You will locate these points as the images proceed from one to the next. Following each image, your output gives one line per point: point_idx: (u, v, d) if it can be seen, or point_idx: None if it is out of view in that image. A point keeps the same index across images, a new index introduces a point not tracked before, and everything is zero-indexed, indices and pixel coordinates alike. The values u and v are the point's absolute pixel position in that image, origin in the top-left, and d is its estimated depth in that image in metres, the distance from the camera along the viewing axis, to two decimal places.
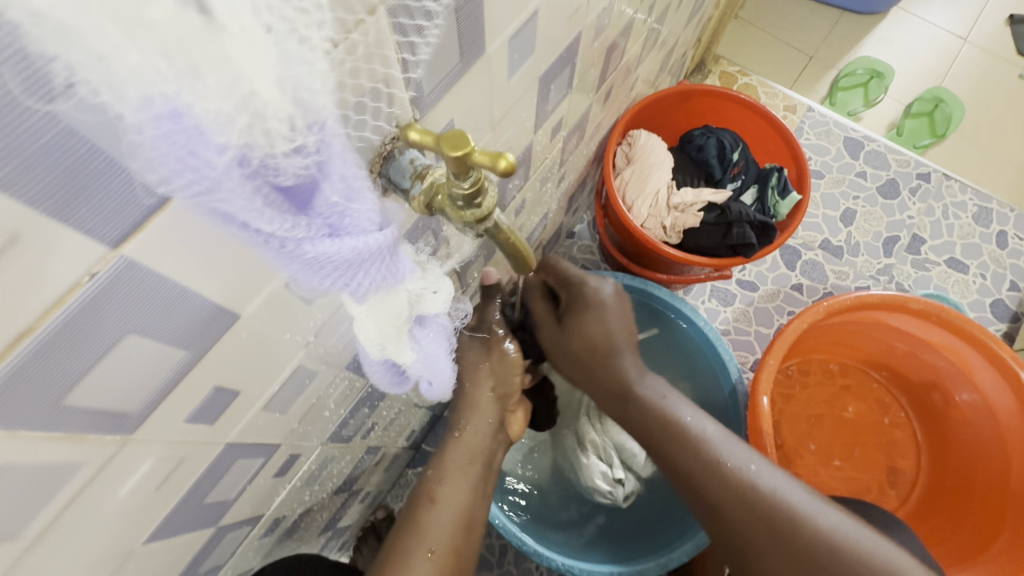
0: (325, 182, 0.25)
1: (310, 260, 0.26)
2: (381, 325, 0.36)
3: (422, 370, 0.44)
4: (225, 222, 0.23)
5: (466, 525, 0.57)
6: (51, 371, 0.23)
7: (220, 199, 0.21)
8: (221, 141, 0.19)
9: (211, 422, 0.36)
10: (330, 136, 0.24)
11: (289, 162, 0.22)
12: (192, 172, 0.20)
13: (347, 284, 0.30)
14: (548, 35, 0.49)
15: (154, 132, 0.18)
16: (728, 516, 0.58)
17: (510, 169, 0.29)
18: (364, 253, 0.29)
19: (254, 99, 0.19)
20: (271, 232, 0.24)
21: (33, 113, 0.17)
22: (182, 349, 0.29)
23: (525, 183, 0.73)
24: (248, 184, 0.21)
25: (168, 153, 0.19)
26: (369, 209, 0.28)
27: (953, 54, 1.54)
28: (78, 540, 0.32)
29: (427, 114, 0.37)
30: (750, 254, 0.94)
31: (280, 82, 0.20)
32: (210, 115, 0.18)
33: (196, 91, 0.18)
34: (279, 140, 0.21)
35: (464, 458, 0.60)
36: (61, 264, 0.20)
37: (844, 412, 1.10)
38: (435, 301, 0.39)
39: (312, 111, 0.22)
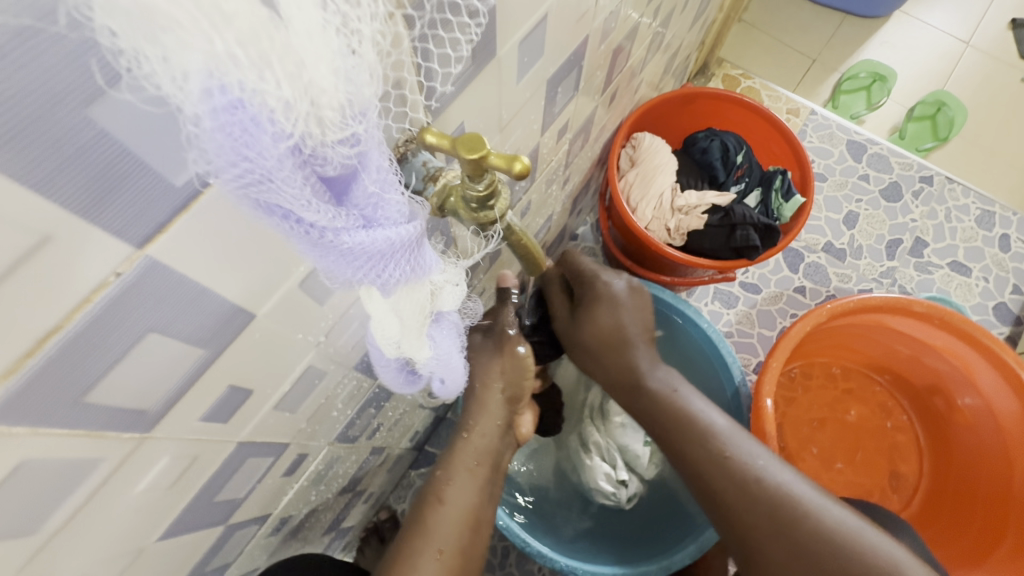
0: (364, 173, 0.26)
1: (346, 252, 0.27)
2: (404, 318, 0.35)
3: (436, 366, 0.45)
4: (267, 213, 0.23)
5: (473, 527, 0.57)
6: (72, 370, 0.23)
7: (271, 190, 0.21)
8: (279, 130, 0.20)
9: (224, 420, 0.37)
10: (371, 127, 0.24)
11: (335, 151, 0.23)
12: (245, 164, 0.20)
13: (378, 277, 0.29)
14: (557, 40, 0.50)
15: (211, 124, 0.19)
16: (734, 508, 0.59)
17: (525, 172, 0.29)
18: (395, 246, 0.29)
19: (312, 87, 0.20)
20: (312, 221, 0.24)
21: (71, 113, 0.17)
22: (199, 348, 0.29)
23: (532, 185, 0.73)
24: (299, 173, 0.22)
25: (222, 143, 0.19)
26: (400, 203, 0.28)
27: (956, 58, 1.54)
28: (93, 535, 0.32)
29: (440, 116, 0.37)
30: (754, 256, 0.95)
31: (335, 73, 0.21)
32: (279, 97, 0.19)
33: (262, 78, 0.18)
34: (330, 129, 0.22)
35: (472, 459, 0.60)
36: (87, 264, 0.21)
37: (847, 415, 1.10)
38: (453, 295, 0.39)
39: (361, 100, 0.23)
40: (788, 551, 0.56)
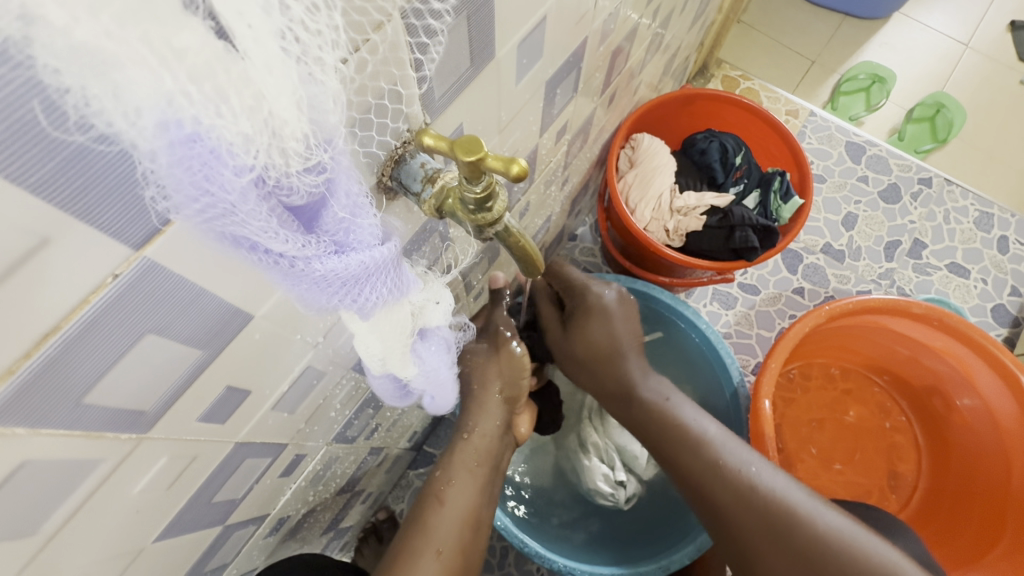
0: (332, 199, 0.26)
1: (318, 279, 0.27)
2: (385, 340, 0.36)
3: (425, 384, 0.45)
4: (234, 244, 0.24)
5: (473, 525, 0.57)
6: (70, 371, 0.23)
7: (235, 222, 0.22)
8: (239, 163, 0.20)
9: (222, 421, 0.37)
10: (338, 154, 0.25)
11: (301, 181, 0.24)
12: (208, 198, 0.21)
13: (354, 300, 0.30)
14: (555, 41, 0.50)
15: (166, 157, 0.19)
16: (726, 506, 0.59)
17: (522, 175, 0.29)
18: (370, 268, 0.29)
19: (273, 119, 0.20)
20: (281, 251, 0.25)
21: (69, 117, 0.17)
22: (197, 349, 0.30)
23: (530, 186, 0.73)
24: (263, 205, 0.23)
25: (184, 177, 0.20)
26: (374, 225, 0.29)
27: (955, 60, 1.54)
28: (90, 537, 0.32)
29: (439, 117, 0.37)
30: (752, 257, 0.95)
31: (298, 102, 0.21)
32: (231, 136, 0.20)
33: (218, 112, 0.19)
34: (294, 159, 0.22)
35: (473, 459, 0.60)
36: (86, 264, 0.21)
37: (845, 416, 1.10)
38: (437, 313, 0.41)
39: (325, 130, 0.23)
40: (787, 542, 0.55)
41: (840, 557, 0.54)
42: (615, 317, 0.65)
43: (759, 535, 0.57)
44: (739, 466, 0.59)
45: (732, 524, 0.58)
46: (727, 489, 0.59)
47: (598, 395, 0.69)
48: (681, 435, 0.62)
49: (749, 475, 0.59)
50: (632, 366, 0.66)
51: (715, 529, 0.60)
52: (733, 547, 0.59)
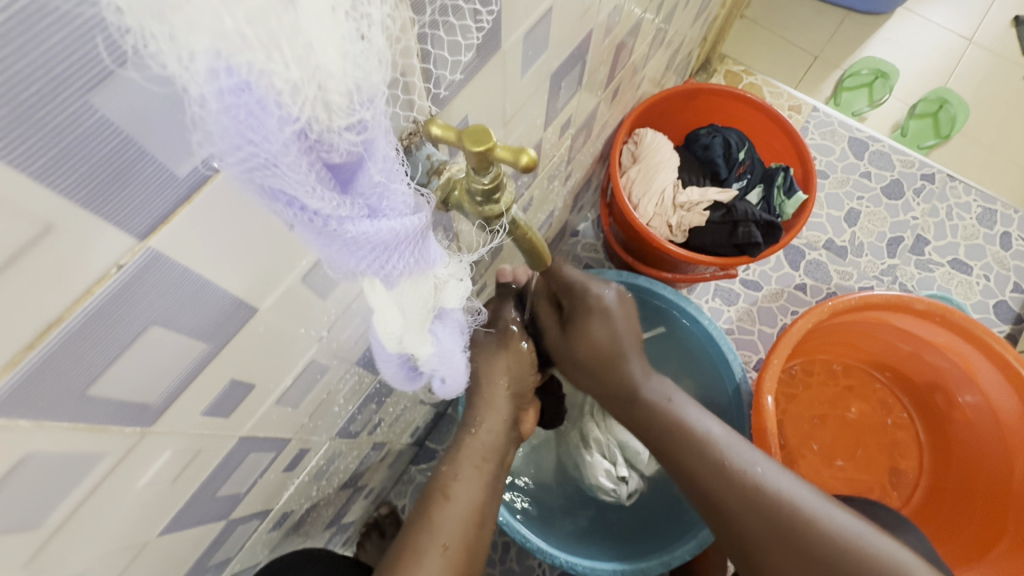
0: (370, 161, 0.25)
1: (350, 241, 0.26)
2: (406, 312, 0.35)
3: (437, 365, 0.44)
4: (271, 198, 0.23)
5: (478, 523, 0.56)
6: (73, 363, 0.23)
7: (274, 174, 0.21)
8: (284, 113, 0.19)
9: (227, 414, 0.36)
10: (379, 115, 0.24)
11: (342, 138, 0.23)
12: (251, 147, 0.20)
13: (381, 268, 0.29)
14: (561, 34, 0.49)
15: (217, 105, 0.18)
16: (728, 500, 0.59)
17: (531, 164, 0.29)
18: (400, 236, 0.28)
19: (319, 72, 0.20)
20: (316, 208, 0.24)
21: (73, 99, 0.17)
22: (201, 342, 0.29)
23: (534, 180, 0.73)
24: (303, 159, 0.22)
25: (229, 126, 0.19)
26: (404, 192, 0.28)
27: (958, 56, 1.54)
28: (95, 531, 0.32)
29: (445, 108, 0.37)
30: (756, 253, 0.95)
31: (345, 56, 0.20)
32: (282, 82, 0.19)
33: (270, 59, 0.18)
34: (337, 114, 0.21)
35: (477, 454, 0.59)
36: (90, 254, 0.21)
37: (847, 412, 1.10)
38: (457, 291, 0.39)
39: (367, 88, 0.22)
40: (791, 540, 0.56)
41: (843, 554, 0.55)
42: (617, 316, 0.62)
43: (758, 531, 0.58)
44: (740, 463, 0.60)
45: (733, 521, 0.59)
46: (728, 488, 0.59)
47: (601, 397, 0.68)
48: (685, 438, 0.61)
49: (748, 471, 0.59)
50: (634, 366, 0.64)
51: (717, 528, 0.61)
52: (739, 541, 0.59)
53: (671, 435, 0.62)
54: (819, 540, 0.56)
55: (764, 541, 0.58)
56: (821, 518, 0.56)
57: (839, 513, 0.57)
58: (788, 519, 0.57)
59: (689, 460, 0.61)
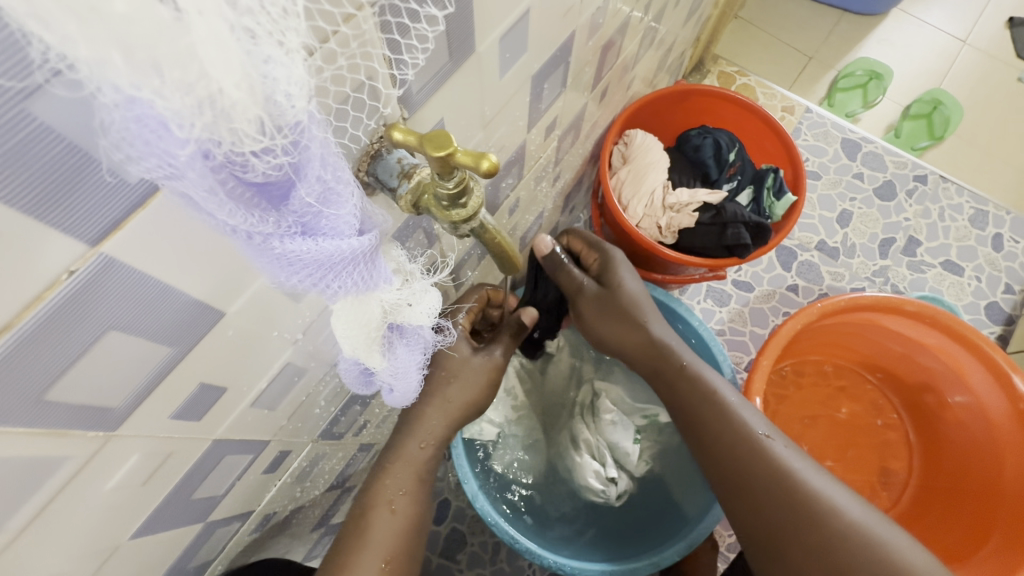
0: (299, 183, 0.25)
1: (279, 257, 0.27)
2: (349, 328, 0.36)
3: (391, 379, 0.45)
4: (193, 210, 0.23)
5: (416, 531, 0.57)
6: (28, 367, 0.23)
7: (183, 186, 0.21)
8: (182, 135, 0.19)
9: (198, 417, 0.36)
10: (306, 137, 0.24)
11: (259, 160, 0.22)
12: (156, 159, 0.20)
13: (317, 284, 0.30)
14: (542, 35, 0.49)
15: (126, 114, 0.19)
16: (740, 462, 0.60)
17: (492, 170, 0.29)
18: (334, 256, 0.29)
19: (221, 97, 0.19)
20: (235, 225, 0.24)
21: (9, 110, 0.17)
22: (166, 346, 0.29)
23: (520, 181, 0.73)
24: (211, 176, 0.22)
25: (137, 135, 0.19)
26: (347, 214, 0.28)
27: (952, 56, 1.54)
28: (58, 538, 0.32)
29: (416, 112, 0.37)
30: (745, 254, 0.95)
31: (249, 82, 0.20)
32: (173, 106, 0.18)
33: (155, 87, 0.18)
34: (246, 139, 0.21)
35: (418, 471, 0.60)
36: (39, 259, 0.20)
37: (837, 412, 1.11)
38: (413, 315, 0.39)
39: (289, 114, 0.22)
40: (781, 496, 0.57)
41: (829, 522, 0.54)
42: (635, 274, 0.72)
43: (748, 482, 0.59)
44: (743, 420, 0.62)
45: (728, 470, 0.61)
46: (738, 447, 0.61)
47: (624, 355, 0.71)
48: (694, 390, 0.65)
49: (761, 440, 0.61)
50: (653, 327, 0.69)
51: (712, 478, 0.63)
52: (742, 501, 0.60)
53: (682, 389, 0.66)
54: (819, 509, 0.55)
55: (756, 494, 0.59)
56: (812, 485, 0.57)
57: (834, 489, 0.57)
58: (779, 479, 0.58)
59: (707, 423, 0.63)
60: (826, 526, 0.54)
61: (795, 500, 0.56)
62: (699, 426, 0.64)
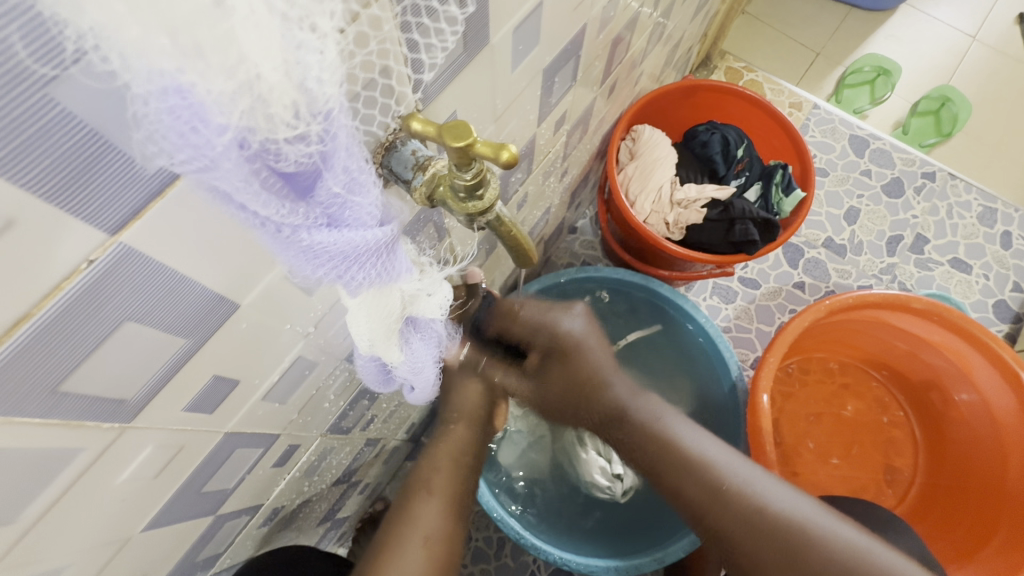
0: (328, 173, 0.25)
1: (307, 248, 0.27)
2: (372, 321, 0.35)
3: (410, 374, 0.45)
4: (223, 202, 0.23)
5: (456, 517, 0.56)
6: (45, 356, 0.23)
7: (218, 178, 0.21)
8: (221, 121, 0.19)
9: (211, 409, 0.36)
10: (334, 124, 0.23)
11: (291, 148, 0.22)
12: (193, 150, 0.20)
13: (340, 276, 0.30)
14: (553, 28, 0.49)
15: (160, 105, 0.18)
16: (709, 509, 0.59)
17: (512, 161, 0.29)
18: (358, 247, 0.29)
19: (259, 83, 0.19)
20: (266, 216, 0.24)
21: (31, 96, 0.17)
22: (180, 338, 0.29)
23: (528, 176, 0.72)
24: (246, 166, 0.21)
25: (172, 127, 0.19)
26: (371, 204, 0.28)
27: (962, 53, 1.52)
28: (71, 530, 0.32)
29: (431, 104, 0.37)
30: (753, 250, 0.94)
31: (286, 67, 0.20)
32: (215, 92, 0.18)
33: (198, 70, 0.18)
34: (281, 126, 0.21)
35: (456, 449, 0.59)
36: (58, 249, 0.20)
37: (843, 410, 1.10)
38: (428, 305, 0.39)
39: (320, 100, 0.22)
40: (776, 557, 0.56)
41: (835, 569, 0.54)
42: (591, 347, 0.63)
43: (748, 539, 0.57)
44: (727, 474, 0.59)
45: (720, 532, 0.59)
46: (704, 492, 0.59)
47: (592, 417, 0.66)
48: (671, 454, 0.61)
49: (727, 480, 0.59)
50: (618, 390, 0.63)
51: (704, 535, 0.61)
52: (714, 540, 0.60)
53: (658, 453, 0.61)
54: (795, 540, 0.56)
55: (757, 552, 0.57)
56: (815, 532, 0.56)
57: (833, 522, 0.57)
58: (776, 531, 0.56)
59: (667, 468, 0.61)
60: (802, 556, 0.55)
61: (769, 537, 0.56)
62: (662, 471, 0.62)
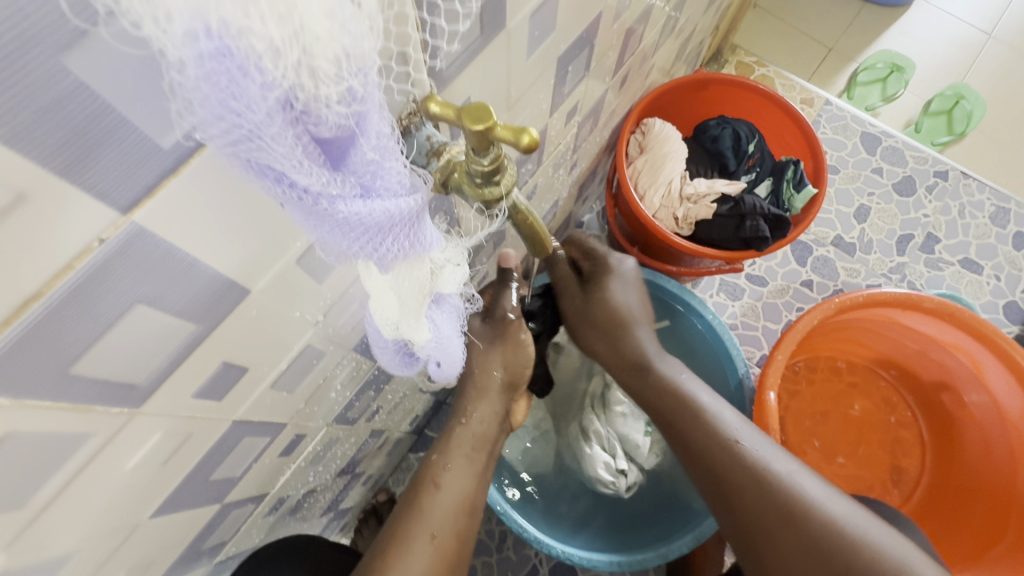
0: (362, 138, 0.24)
1: (342, 222, 0.26)
2: (402, 296, 0.35)
3: (434, 351, 0.44)
4: (259, 174, 0.22)
5: (467, 513, 0.56)
6: (55, 337, 0.22)
7: (258, 147, 0.20)
8: (267, 78, 0.19)
9: (219, 397, 0.36)
10: (372, 85, 0.22)
11: (331, 111, 0.21)
12: (233, 117, 0.19)
13: (374, 250, 0.29)
14: (569, 15, 0.48)
15: (196, 72, 0.17)
16: (729, 488, 0.57)
17: (533, 145, 0.28)
18: (393, 218, 0.28)
19: (304, 34, 0.19)
20: (305, 185, 0.23)
21: (44, 64, 0.16)
22: (191, 323, 0.29)
23: (538, 167, 0.71)
24: (289, 131, 0.21)
25: (209, 95, 0.18)
26: (400, 171, 0.27)
27: (976, 50, 1.50)
28: (79, 515, 0.32)
29: (447, 87, 0.36)
30: (763, 247, 0.93)
31: (331, 16, 0.19)
32: (263, 41, 0.18)
33: (245, 15, 0.17)
34: (324, 83, 0.20)
35: (469, 444, 0.59)
36: (62, 229, 0.19)
37: (850, 409, 1.09)
38: (454, 276, 0.39)
39: (359, 59, 0.21)
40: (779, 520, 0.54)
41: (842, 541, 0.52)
42: (633, 285, 0.65)
43: (756, 508, 0.55)
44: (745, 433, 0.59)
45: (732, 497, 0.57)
46: (734, 472, 0.57)
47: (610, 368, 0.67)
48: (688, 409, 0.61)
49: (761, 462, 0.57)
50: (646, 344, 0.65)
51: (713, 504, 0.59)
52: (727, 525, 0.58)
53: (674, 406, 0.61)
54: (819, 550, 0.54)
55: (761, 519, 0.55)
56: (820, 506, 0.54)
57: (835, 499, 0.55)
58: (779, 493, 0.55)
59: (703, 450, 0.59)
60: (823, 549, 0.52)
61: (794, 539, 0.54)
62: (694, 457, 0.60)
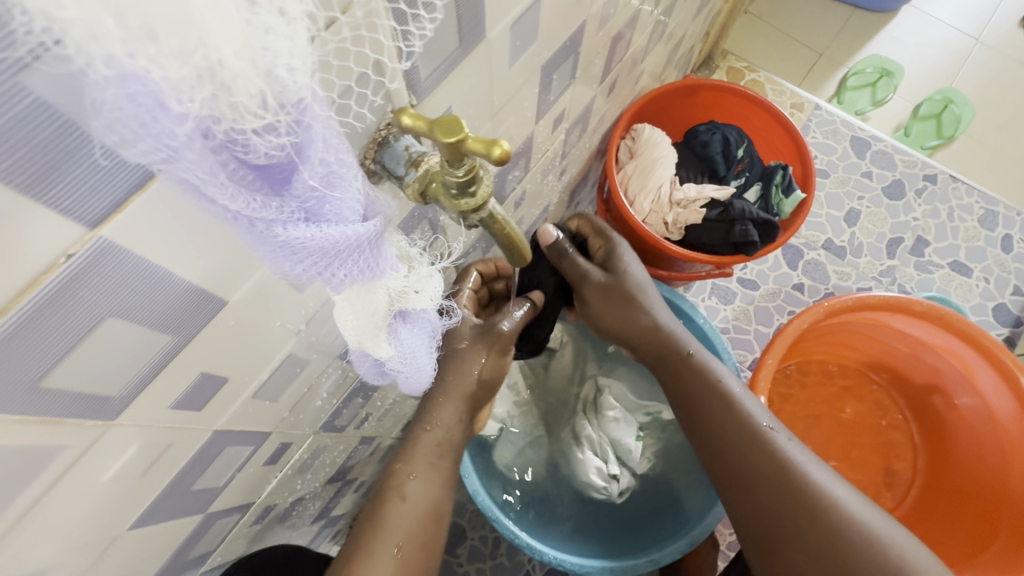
0: (302, 166, 0.24)
1: (283, 244, 0.26)
2: (359, 318, 0.35)
3: (400, 365, 0.44)
4: (190, 191, 0.22)
5: (435, 520, 0.56)
6: (26, 350, 0.22)
7: (183, 169, 0.20)
8: (180, 111, 0.18)
9: (198, 407, 0.36)
10: (309, 116, 0.23)
11: (261, 140, 0.22)
12: (154, 141, 0.19)
13: (323, 273, 0.29)
14: (552, 24, 0.48)
15: (119, 91, 0.17)
16: (756, 477, 0.59)
17: (504, 157, 0.28)
18: (342, 242, 0.28)
19: (220, 70, 0.18)
20: (237, 211, 0.23)
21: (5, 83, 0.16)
22: (165, 334, 0.29)
23: (526, 174, 0.72)
24: (212, 157, 0.21)
25: (132, 116, 0.18)
26: (351, 199, 0.27)
27: (964, 55, 1.52)
28: (51, 532, 0.31)
29: (425, 99, 0.36)
30: (751, 252, 0.94)
31: (251, 52, 0.19)
32: (172, 77, 0.17)
33: (150, 55, 0.17)
34: (247, 116, 0.20)
35: (433, 452, 0.59)
36: (26, 243, 0.20)
37: (842, 412, 1.10)
38: (417, 301, 0.39)
39: (292, 91, 0.21)
40: (801, 513, 0.56)
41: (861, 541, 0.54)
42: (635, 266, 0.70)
43: (780, 501, 0.57)
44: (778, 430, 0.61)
45: (756, 491, 0.59)
46: (764, 465, 0.59)
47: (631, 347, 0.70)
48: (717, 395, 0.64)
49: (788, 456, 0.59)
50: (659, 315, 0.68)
51: (740, 503, 0.61)
52: (752, 523, 0.60)
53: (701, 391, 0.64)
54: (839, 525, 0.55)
55: (783, 513, 0.57)
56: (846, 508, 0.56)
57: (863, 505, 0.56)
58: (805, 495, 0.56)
59: (730, 439, 0.61)
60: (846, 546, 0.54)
61: (808, 509, 0.56)
62: (717, 445, 0.62)
